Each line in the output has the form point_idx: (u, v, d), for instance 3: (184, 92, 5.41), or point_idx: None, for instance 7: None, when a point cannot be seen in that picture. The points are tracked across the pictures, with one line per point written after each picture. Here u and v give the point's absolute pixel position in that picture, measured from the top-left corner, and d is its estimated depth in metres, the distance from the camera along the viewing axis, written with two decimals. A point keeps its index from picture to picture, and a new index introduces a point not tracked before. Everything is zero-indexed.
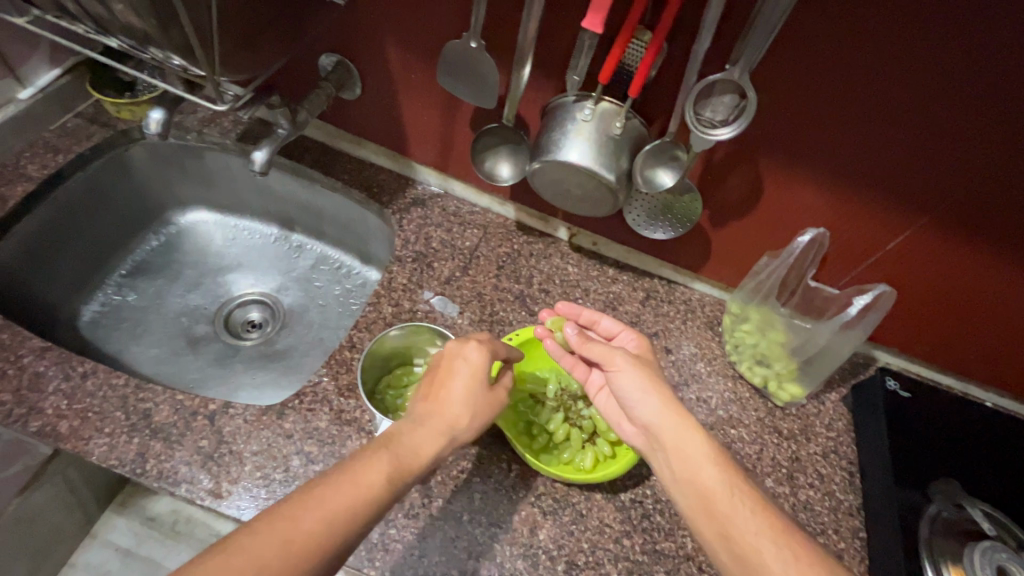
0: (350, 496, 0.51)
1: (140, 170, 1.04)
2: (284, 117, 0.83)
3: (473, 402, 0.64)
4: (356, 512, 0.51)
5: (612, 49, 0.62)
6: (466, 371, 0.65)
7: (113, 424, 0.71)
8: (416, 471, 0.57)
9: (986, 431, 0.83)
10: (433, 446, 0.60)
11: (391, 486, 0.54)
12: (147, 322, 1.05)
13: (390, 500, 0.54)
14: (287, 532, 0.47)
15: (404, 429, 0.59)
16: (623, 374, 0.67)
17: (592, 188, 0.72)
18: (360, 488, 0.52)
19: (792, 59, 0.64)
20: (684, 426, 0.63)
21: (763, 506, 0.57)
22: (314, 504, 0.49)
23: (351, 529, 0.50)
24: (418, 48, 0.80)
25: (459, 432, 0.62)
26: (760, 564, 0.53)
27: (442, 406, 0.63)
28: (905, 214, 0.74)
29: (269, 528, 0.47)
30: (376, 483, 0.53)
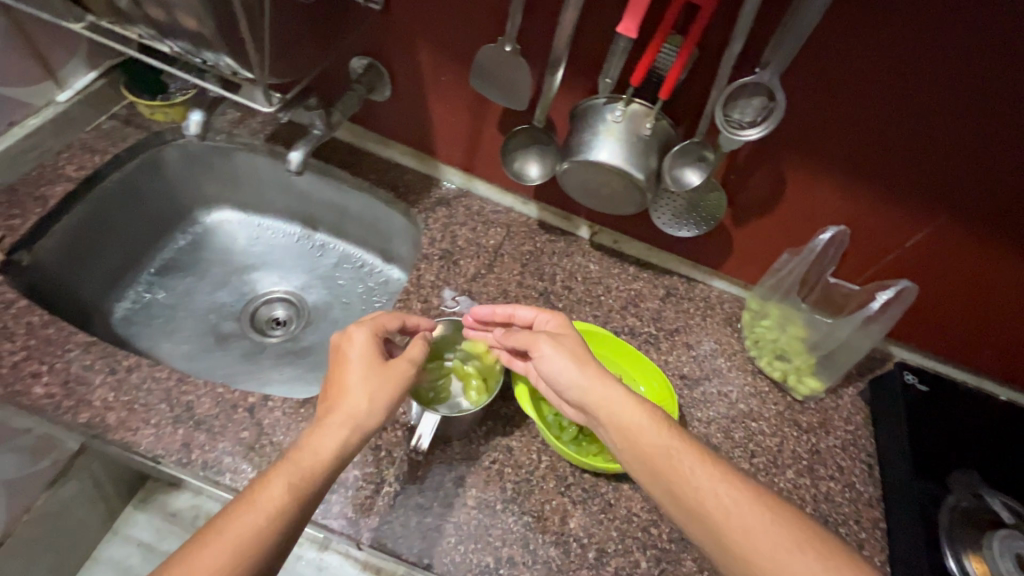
0: (245, 521, 0.52)
1: (170, 170, 1.07)
2: (319, 118, 0.86)
3: (374, 391, 0.63)
4: (261, 530, 0.52)
5: (646, 52, 0.64)
6: (357, 358, 0.65)
7: (158, 416, 0.73)
8: (320, 470, 0.57)
9: (1001, 424, 0.85)
10: (333, 439, 0.59)
11: (293, 494, 0.55)
12: (177, 319, 1.07)
13: (298, 513, 0.54)
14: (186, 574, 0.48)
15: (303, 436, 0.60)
16: (546, 355, 0.70)
17: (622, 187, 0.74)
18: (257, 509, 0.53)
19: (817, 62, 0.67)
20: (615, 394, 0.66)
21: (702, 454, 0.61)
22: (217, 539, 0.51)
23: (262, 544, 0.52)
24: (450, 52, 0.83)
25: (362, 418, 0.62)
26: (704, 511, 0.57)
27: (333, 404, 0.62)
28: (921, 212, 0.76)
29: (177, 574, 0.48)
30: (276, 500, 0.54)
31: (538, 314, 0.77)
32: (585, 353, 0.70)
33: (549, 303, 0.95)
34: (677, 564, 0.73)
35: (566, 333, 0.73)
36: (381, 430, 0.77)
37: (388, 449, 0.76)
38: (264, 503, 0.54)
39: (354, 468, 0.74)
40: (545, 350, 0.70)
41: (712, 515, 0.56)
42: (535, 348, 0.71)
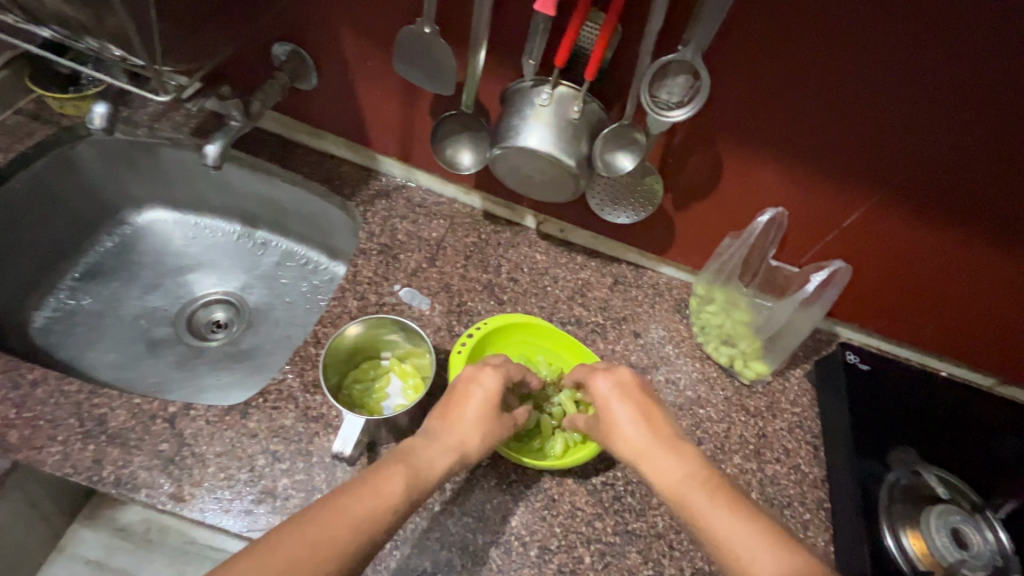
0: (372, 503, 0.55)
1: (89, 168, 1.00)
2: (236, 108, 0.82)
3: (483, 425, 0.68)
4: (377, 516, 0.54)
5: (567, 31, 0.62)
6: (480, 395, 0.70)
7: (67, 432, 0.68)
8: (430, 482, 0.62)
9: (941, 400, 0.86)
10: (446, 462, 0.64)
11: (412, 493, 0.59)
12: (103, 327, 1.01)
13: (406, 506, 0.58)
14: (310, 536, 0.51)
15: (418, 443, 0.64)
16: (613, 400, 0.71)
17: (553, 173, 0.72)
18: (384, 495, 0.56)
19: (743, 40, 0.64)
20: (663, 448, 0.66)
21: (738, 502, 0.59)
22: (341, 510, 0.53)
23: (374, 528, 0.54)
24: (373, 35, 0.79)
25: (469, 451, 0.67)
26: (727, 551, 0.56)
27: (448, 429, 0.67)
28: (861, 193, 0.75)
29: (293, 535, 0.50)
30: (395, 491, 0.57)
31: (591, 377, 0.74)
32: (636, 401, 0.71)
33: (493, 296, 0.92)
34: (621, 557, 0.72)
35: (612, 400, 0.71)
36: (312, 435, 0.73)
37: (319, 455, 0.72)
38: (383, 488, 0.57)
39: (284, 477, 0.70)
40: (624, 420, 0.70)
41: (735, 555, 0.55)
42: (608, 423, 0.71)
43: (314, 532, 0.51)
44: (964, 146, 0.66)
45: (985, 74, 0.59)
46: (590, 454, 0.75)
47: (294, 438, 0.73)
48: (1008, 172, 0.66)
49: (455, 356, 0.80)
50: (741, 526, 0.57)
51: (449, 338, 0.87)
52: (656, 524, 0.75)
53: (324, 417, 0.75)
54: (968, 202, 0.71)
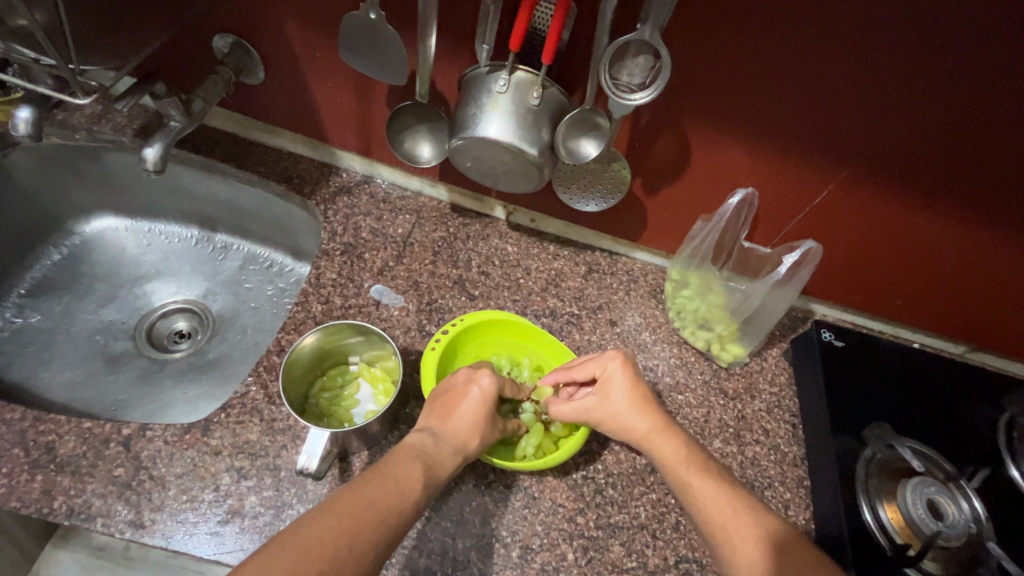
0: (390, 490, 0.55)
1: (26, 178, 0.93)
2: (175, 107, 0.79)
3: (484, 425, 0.67)
4: (399, 505, 0.55)
5: (520, 12, 0.59)
6: (477, 394, 0.68)
7: (12, 462, 0.66)
8: (438, 475, 0.61)
9: (916, 373, 0.87)
10: (451, 456, 0.64)
11: (424, 481, 0.59)
12: (57, 344, 0.96)
13: (424, 495, 0.59)
14: (348, 520, 0.51)
15: (423, 437, 0.64)
16: (616, 389, 0.72)
17: (516, 164, 0.69)
18: (403, 484, 0.57)
19: (704, 15, 0.61)
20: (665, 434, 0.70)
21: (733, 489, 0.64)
22: (363, 498, 0.53)
23: (398, 517, 0.54)
24: (317, 24, 0.74)
25: (469, 447, 0.65)
26: (727, 536, 0.60)
27: (450, 427, 0.66)
28: (833, 170, 0.73)
29: (330, 518, 0.51)
30: (413, 483, 0.58)
31: (597, 362, 0.74)
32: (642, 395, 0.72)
33: (464, 291, 0.89)
34: (605, 551, 0.71)
35: (617, 385, 0.72)
36: (279, 448, 0.70)
37: (287, 469, 0.69)
38: (403, 479, 0.58)
39: (252, 494, 0.67)
40: (621, 404, 0.71)
41: (732, 540, 0.60)
42: (611, 405, 0.72)
43: (344, 517, 0.51)
44: (935, 120, 0.64)
45: (955, 47, 0.58)
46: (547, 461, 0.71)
47: (259, 453, 0.70)
48: (979, 145, 0.65)
49: (429, 355, 0.78)
50: (720, 500, 0.62)
51: (420, 337, 0.84)
52: (639, 514, 0.74)
53: (292, 429, 0.72)
54: (939, 176, 0.70)
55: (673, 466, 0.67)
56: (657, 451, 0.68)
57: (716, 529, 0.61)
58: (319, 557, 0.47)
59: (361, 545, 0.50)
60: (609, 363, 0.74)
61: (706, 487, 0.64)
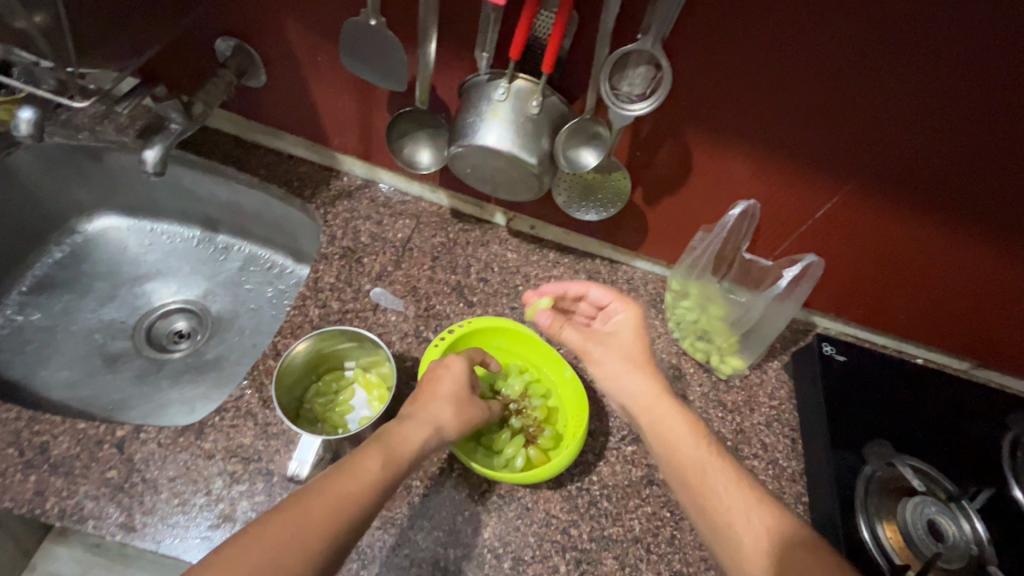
0: (345, 486, 0.52)
1: (30, 175, 0.94)
2: (176, 110, 0.79)
3: (458, 402, 0.68)
4: (356, 497, 0.52)
5: (519, 22, 0.59)
6: (452, 376, 0.69)
7: (5, 463, 0.66)
8: (409, 460, 0.59)
9: (916, 390, 0.85)
10: (427, 445, 0.63)
11: (389, 471, 0.56)
12: (56, 342, 0.96)
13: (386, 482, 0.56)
14: (296, 518, 0.49)
15: (393, 425, 0.62)
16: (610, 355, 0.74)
17: (515, 172, 0.68)
18: (358, 483, 0.53)
19: (704, 27, 0.61)
20: (659, 402, 0.68)
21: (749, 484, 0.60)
22: (301, 508, 0.49)
23: (355, 512, 0.51)
24: (319, 28, 0.74)
25: (443, 422, 0.65)
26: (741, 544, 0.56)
27: (423, 406, 0.65)
28: (837, 182, 0.72)
29: (282, 518, 0.48)
30: (375, 469, 0.55)
31: (614, 298, 0.78)
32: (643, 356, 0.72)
33: (463, 298, 0.89)
34: (598, 564, 0.71)
35: (627, 332, 0.75)
36: (272, 453, 0.70)
37: (279, 475, 0.69)
38: (362, 469, 0.55)
39: (243, 499, 0.67)
40: (620, 363, 0.72)
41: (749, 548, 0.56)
42: (608, 358, 0.74)
43: (294, 524, 0.48)
44: (935, 139, 0.64)
45: (948, 70, 0.58)
46: (505, 477, 0.69)
47: (253, 458, 0.69)
48: (981, 162, 0.64)
49: (432, 348, 0.79)
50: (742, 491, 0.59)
51: (417, 344, 0.84)
52: (633, 527, 0.73)
53: (285, 434, 0.71)
54: (946, 191, 0.69)
55: (697, 465, 0.63)
56: (649, 411, 0.68)
57: (724, 516, 0.58)
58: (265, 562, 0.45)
59: (310, 547, 0.48)
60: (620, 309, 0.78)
61: (720, 477, 0.61)
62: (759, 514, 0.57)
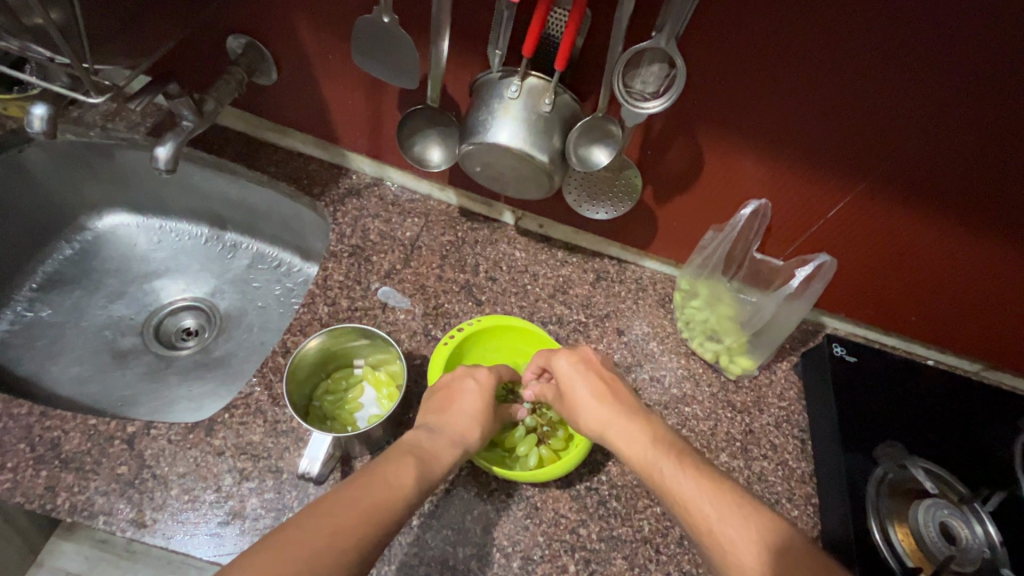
0: (381, 495, 0.53)
1: (41, 173, 0.94)
2: (187, 107, 0.78)
3: (482, 417, 0.70)
4: (390, 506, 0.53)
5: (534, 18, 0.59)
6: (474, 388, 0.71)
7: (17, 458, 0.66)
8: (437, 477, 0.61)
9: (928, 391, 0.85)
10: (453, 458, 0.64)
11: (420, 486, 0.57)
12: (66, 339, 0.97)
13: (418, 495, 0.57)
14: (331, 521, 0.48)
15: (423, 440, 0.63)
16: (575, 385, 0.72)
17: (526, 170, 0.68)
18: (392, 484, 0.55)
19: (716, 25, 0.61)
20: (618, 418, 0.68)
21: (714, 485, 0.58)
22: (359, 503, 0.51)
23: (389, 521, 0.52)
24: (330, 26, 0.74)
25: (469, 440, 0.67)
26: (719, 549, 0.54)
27: (450, 420, 0.67)
28: (850, 181, 0.72)
29: (318, 521, 0.48)
30: (404, 481, 0.56)
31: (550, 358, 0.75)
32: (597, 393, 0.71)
33: (471, 296, 0.89)
34: (607, 564, 0.70)
35: (572, 375, 0.73)
36: (282, 451, 0.70)
37: (289, 472, 0.69)
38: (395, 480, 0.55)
39: (253, 496, 0.67)
40: (583, 394, 0.71)
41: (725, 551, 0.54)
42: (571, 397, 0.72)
43: (329, 527, 0.48)
44: (946, 139, 0.64)
45: (958, 71, 0.57)
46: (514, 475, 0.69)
47: (262, 455, 0.69)
48: (992, 162, 0.64)
49: (442, 347, 0.79)
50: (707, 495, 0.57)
51: (425, 342, 0.84)
52: (642, 528, 0.73)
53: (295, 432, 0.71)
54: (958, 190, 0.68)
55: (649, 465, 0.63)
56: (617, 443, 0.66)
57: (698, 525, 0.56)
58: (297, 561, 0.45)
59: (345, 553, 0.47)
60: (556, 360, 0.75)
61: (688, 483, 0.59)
62: (741, 522, 0.55)
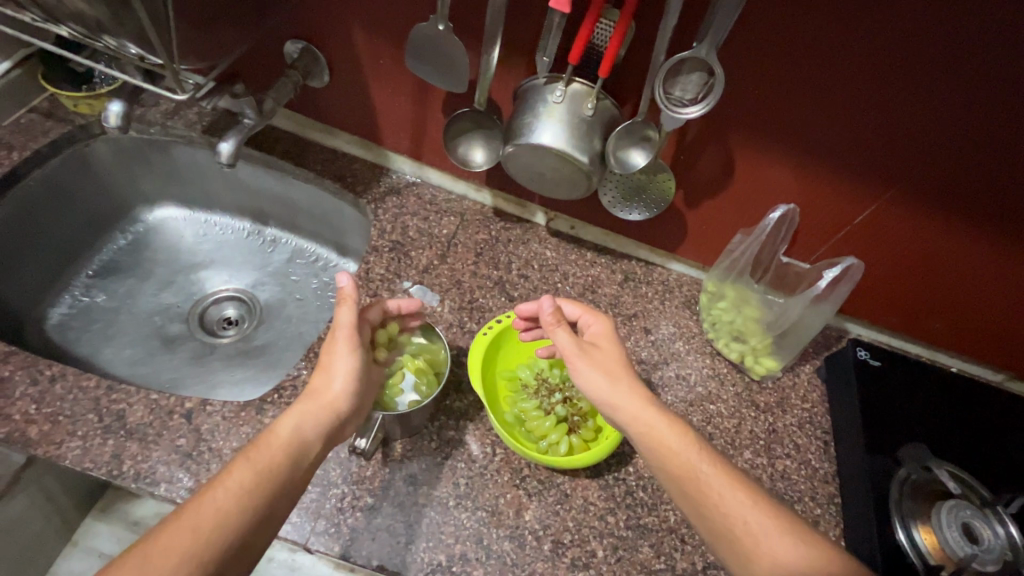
0: (212, 505, 0.52)
1: (103, 166, 1.01)
2: (250, 106, 0.84)
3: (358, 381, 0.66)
4: (225, 512, 0.52)
5: (581, 29, 0.63)
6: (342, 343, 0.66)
7: (86, 427, 0.71)
8: (296, 457, 0.59)
9: (952, 396, 0.86)
10: (317, 429, 0.61)
11: (261, 481, 0.55)
12: (119, 323, 1.02)
13: (263, 488, 0.55)
14: (155, 549, 0.49)
15: (275, 424, 0.60)
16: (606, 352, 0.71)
17: (567, 171, 0.72)
18: (227, 492, 0.54)
19: (752, 39, 0.65)
20: (647, 411, 0.66)
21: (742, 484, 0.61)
22: (182, 523, 0.51)
23: (226, 525, 0.52)
24: (385, 33, 0.79)
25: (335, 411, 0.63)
26: (737, 537, 0.57)
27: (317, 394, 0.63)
28: (874, 188, 0.74)
29: (145, 550, 0.49)
30: (244, 482, 0.55)
31: (584, 313, 0.76)
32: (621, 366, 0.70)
33: (504, 292, 0.92)
34: (634, 551, 0.73)
35: (604, 340, 0.73)
36: None
37: None
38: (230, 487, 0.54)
39: None
40: (610, 360, 0.70)
41: (743, 540, 0.57)
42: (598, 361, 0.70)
43: (157, 551, 0.49)
44: (964, 148, 0.66)
45: (975, 83, 0.61)
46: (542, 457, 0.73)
47: None
48: (1010, 171, 0.67)
49: (482, 337, 0.83)
50: (736, 492, 0.60)
51: (461, 334, 0.88)
52: (668, 518, 0.75)
53: None
54: (980, 197, 0.71)
55: (682, 456, 0.62)
56: (632, 416, 0.65)
57: (725, 517, 0.59)
58: None
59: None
60: (593, 319, 0.75)
61: (716, 477, 0.61)
62: (753, 510, 0.59)
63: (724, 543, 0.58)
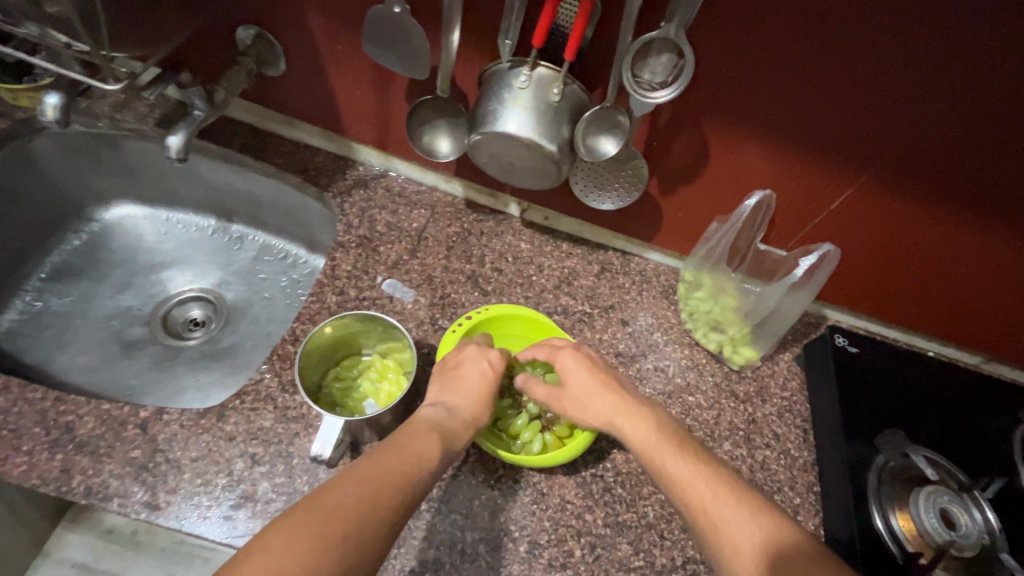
0: (396, 463, 0.54)
1: (49, 162, 0.95)
2: (199, 96, 0.79)
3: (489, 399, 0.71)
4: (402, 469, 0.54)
5: (544, 9, 0.60)
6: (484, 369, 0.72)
7: (32, 442, 0.67)
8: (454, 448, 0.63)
9: (929, 380, 0.86)
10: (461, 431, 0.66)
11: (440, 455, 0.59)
12: (74, 329, 0.97)
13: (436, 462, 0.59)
14: (345, 495, 0.49)
15: (427, 416, 0.65)
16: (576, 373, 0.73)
17: (535, 160, 0.69)
18: (412, 453, 0.57)
19: (722, 20, 0.62)
20: (623, 418, 0.67)
21: (729, 487, 0.58)
22: (370, 471, 0.52)
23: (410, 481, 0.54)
24: (341, 17, 0.75)
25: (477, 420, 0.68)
26: (722, 542, 0.54)
27: (460, 398, 0.69)
28: (850, 173, 0.73)
29: (321, 499, 0.48)
30: (427, 452, 0.58)
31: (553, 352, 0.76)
32: (600, 382, 0.72)
33: (477, 287, 0.89)
34: (612, 549, 0.71)
35: (571, 369, 0.73)
36: (292, 436, 0.71)
37: (300, 457, 0.70)
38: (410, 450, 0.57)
39: (263, 480, 0.68)
40: (581, 383, 0.72)
41: (723, 544, 0.54)
42: (569, 396, 0.72)
43: (341, 499, 0.49)
44: (940, 131, 0.65)
45: (950, 65, 0.59)
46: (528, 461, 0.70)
47: (272, 440, 0.70)
48: (985, 152, 0.65)
49: (449, 334, 0.80)
50: (717, 490, 0.57)
51: (433, 331, 0.85)
52: (646, 514, 0.74)
53: (304, 418, 0.72)
54: (956, 181, 0.69)
55: (657, 456, 0.63)
56: (623, 430, 0.67)
57: (703, 520, 0.56)
58: (308, 538, 0.44)
59: (362, 519, 0.48)
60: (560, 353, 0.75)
61: (703, 486, 0.58)
62: (735, 507, 0.56)
63: (711, 549, 0.55)
